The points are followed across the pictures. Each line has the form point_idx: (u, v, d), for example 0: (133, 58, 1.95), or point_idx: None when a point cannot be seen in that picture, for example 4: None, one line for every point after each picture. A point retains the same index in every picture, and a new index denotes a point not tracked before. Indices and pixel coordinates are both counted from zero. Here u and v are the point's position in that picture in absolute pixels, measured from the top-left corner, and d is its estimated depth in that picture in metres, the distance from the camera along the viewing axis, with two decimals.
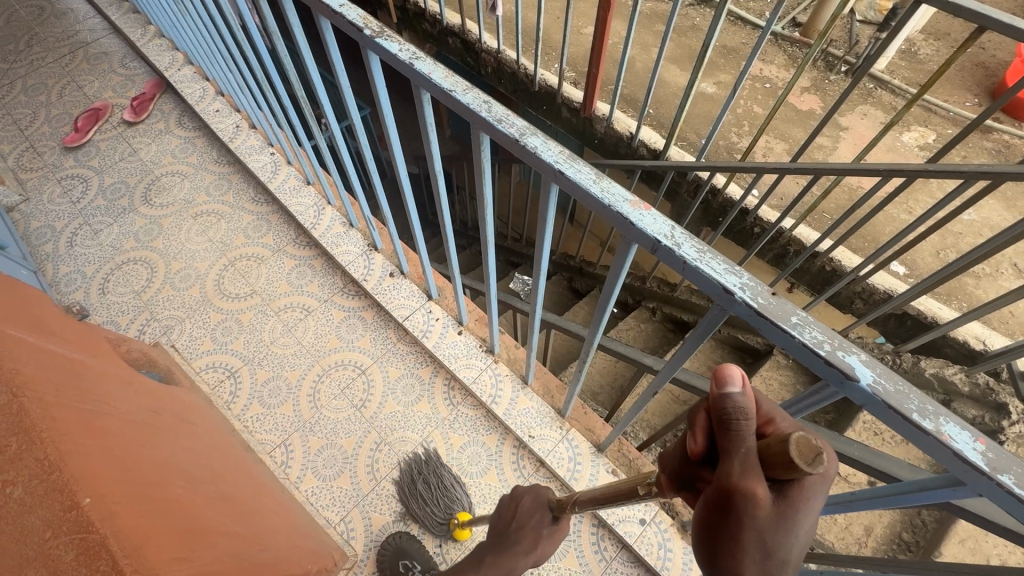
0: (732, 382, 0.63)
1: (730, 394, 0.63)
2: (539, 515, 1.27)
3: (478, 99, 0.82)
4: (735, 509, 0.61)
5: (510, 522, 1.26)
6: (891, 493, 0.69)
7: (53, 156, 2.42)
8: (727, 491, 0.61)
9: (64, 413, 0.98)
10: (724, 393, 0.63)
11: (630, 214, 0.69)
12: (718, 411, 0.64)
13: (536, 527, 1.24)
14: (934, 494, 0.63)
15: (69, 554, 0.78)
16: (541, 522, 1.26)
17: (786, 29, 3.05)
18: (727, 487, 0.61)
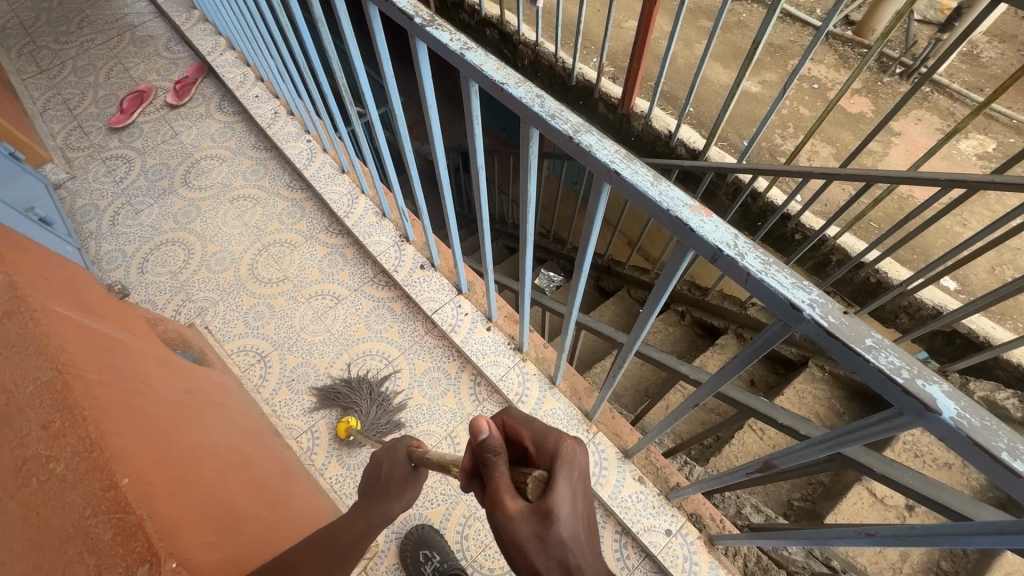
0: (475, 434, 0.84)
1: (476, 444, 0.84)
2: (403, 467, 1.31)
3: (531, 93, 0.79)
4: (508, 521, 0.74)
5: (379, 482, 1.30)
6: (958, 532, 0.64)
7: (99, 136, 2.48)
8: (498, 510, 0.75)
9: (104, 392, 1.00)
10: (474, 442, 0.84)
11: (690, 220, 0.65)
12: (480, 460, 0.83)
13: (400, 481, 1.30)
14: (1013, 539, 0.58)
15: (107, 533, 0.80)
16: (406, 477, 1.30)
17: (838, 27, 2.92)
18: (498, 506, 0.76)
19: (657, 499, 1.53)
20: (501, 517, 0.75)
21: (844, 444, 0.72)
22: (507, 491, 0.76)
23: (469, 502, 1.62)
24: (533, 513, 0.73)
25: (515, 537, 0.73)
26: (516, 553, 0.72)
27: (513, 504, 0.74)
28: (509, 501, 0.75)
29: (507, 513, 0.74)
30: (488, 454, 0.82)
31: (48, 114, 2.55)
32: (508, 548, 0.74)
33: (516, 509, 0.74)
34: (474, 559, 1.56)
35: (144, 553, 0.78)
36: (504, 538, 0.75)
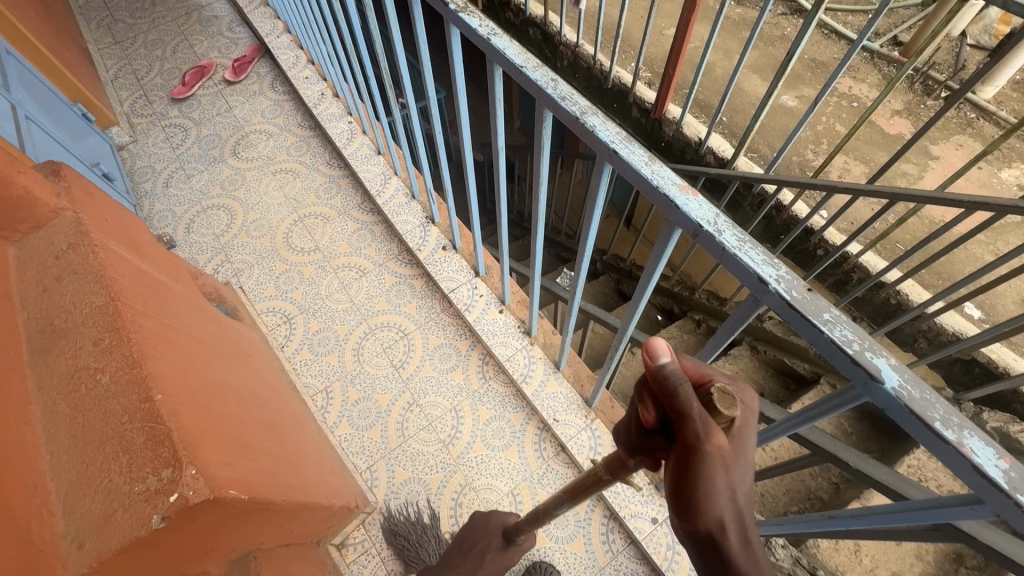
0: (663, 353, 0.62)
1: (662, 366, 0.62)
2: (492, 539, 1.44)
3: (547, 77, 0.86)
4: (696, 466, 0.62)
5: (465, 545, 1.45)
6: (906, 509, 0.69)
7: (162, 105, 2.68)
8: (693, 451, 0.61)
9: (147, 321, 1.11)
10: (658, 365, 0.63)
11: (676, 198, 0.71)
12: (657, 384, 0.63)
13: (483, 552, 1.42)
14: (955, 512, 0.63)
15: (139, 438, 0.91)
16: (489, 547, 1.42)
17: (884, 47, 2.87)
18: (692, 446, 0.61)
19: (646, 488, 1.57)
20: (695, 459, 0.61)
21: (807, 423, 0.77)
22: (706, 428, 0.61)
23: (466, 473, 1.70)
24: (730, 457, 0.62)
25: (708, 480, 0.62)
26: (703, 492, 0.62)
27: (718, 447, 0.61)
28: (710, 441, 0.61)
29: (708, 458, 0.61)
30: (680, 382, 0.62)
31: (118, 82, 2.77)
32: (691, 491, 0.62)
33: (715, 458, 0.61)
34: None
35: (169, 459, 0.89)
36: (689, 478, 0.62)
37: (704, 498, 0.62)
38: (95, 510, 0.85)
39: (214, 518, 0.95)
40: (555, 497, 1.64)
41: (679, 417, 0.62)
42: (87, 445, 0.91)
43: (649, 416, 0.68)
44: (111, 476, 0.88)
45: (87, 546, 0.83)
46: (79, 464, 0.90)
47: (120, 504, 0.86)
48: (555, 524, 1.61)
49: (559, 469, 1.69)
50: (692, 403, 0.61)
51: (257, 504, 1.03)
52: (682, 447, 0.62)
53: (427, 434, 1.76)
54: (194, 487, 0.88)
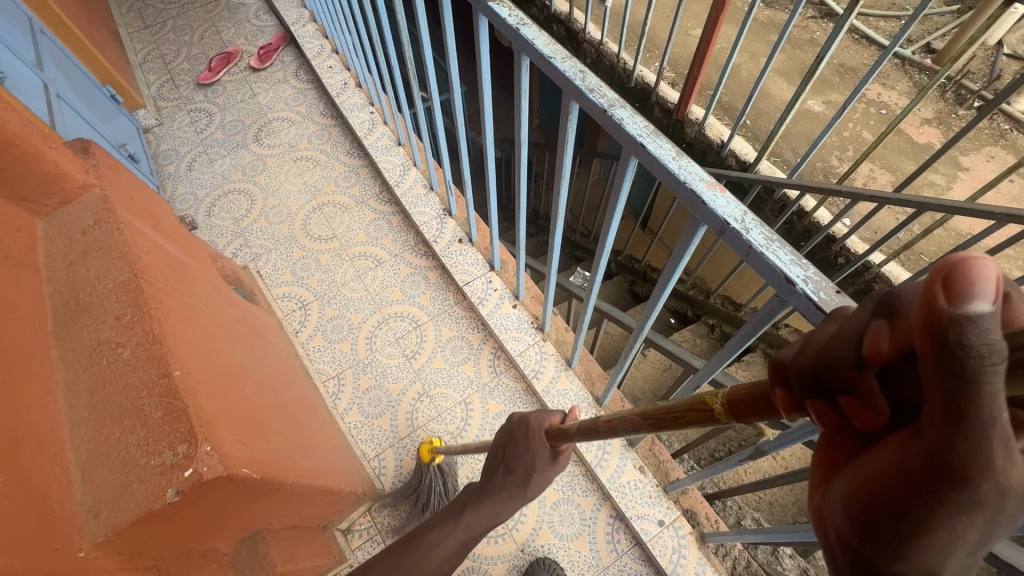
0: (984, 291, 0.30)
1: (977, 315, 0.29)
2: (534, 453, 1.20)
3: (575, 69, 0.86)
4: (927, 504, 0.31)
5: (504, 461, 1.23)
6: None
7: (188, 90, 2.72)
8: (949, 472, 0.30)
9: (168, 300, 1.13)
10: (967, 310, 0.29)
11: (703, 193, 0.70)
12: (929, 334, 0.31)
13: (528, 467, 1.19)
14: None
15: (157, 413, 0.92)
16: (531, 463, 1.20)
17: (916, 54, 2.81)
18: (950, 465, 0.30)
19: (654, 490, 1.56)
20: (940, 488, 0.30)
21: None
22: (1000, 452, 0.29)
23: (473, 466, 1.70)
24: (1004, 519, 0.30)
25: (939, 529, 0.31)
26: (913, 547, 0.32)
27: (1001, 489, 0.29)
28: (993, 473, 0.29)
29: (966, 495, 0.30)
30: (1005, 360, 0.28)
31: (146, 66, 2.82)
32: (890, 531, 0.33)
33: (980, 505, 0.30)
34: None
35: (185, 434, 0.91)
36: (904, 509, 0.32)
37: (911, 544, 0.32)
38: (111, 482, 0.87)
39: (227, 495, 0.96)
40: (561, 494, 1.63)
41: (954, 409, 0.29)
42: (106, 418, 0.92)
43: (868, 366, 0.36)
44: (129, 449, 0.89)
45: (103, 516, 0.84)
46: (97, 436, 0.91)
47: (136, 477, 0.87)
48: (560, 521, 1.60)
49: (566, 466, 1.68)
50: (1007, 404, 0.28)
51: (268, 484, 1.04)
52: (924, 459, 0.31)
53: (436, 425, 1.77)
54: (208, 463, 0.89)
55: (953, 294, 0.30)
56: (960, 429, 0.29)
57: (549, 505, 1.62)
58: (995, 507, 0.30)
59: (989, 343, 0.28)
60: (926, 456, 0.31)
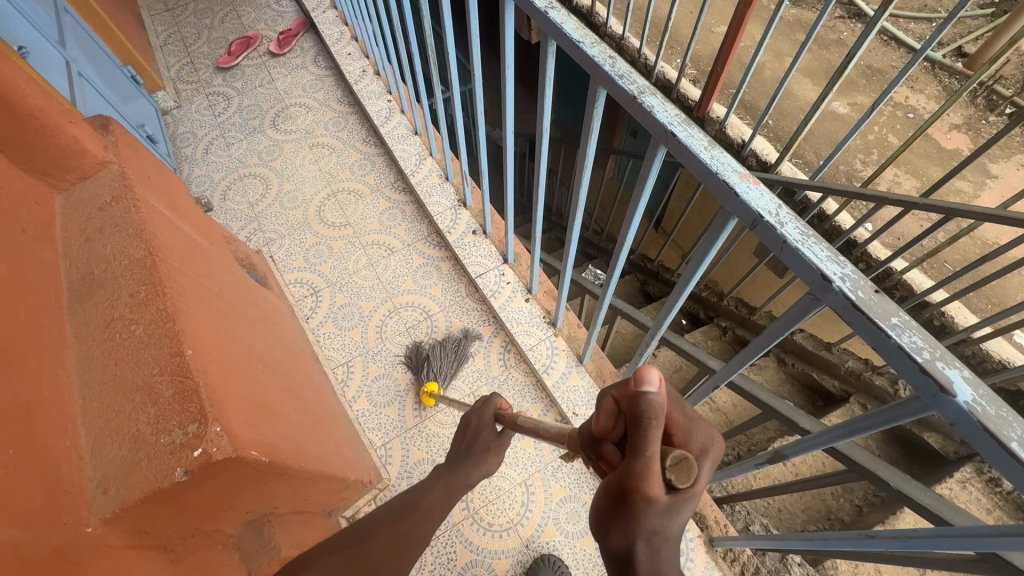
0: (653, 385, 0.57)
1: (647, 397, 0.56)
2: (489, 427, 1.33)
3: (605, 54, 0.83)
4: (624, 509, 0.56)
5: (465, 436, 1.35)
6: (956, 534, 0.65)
7: (207, 73, 2.72)
8: (628, 483, 0.56)
9: (182, 279, 1.12)
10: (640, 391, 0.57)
11: (735, 185, 0.68)
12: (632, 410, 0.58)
13: (483, 442, 1.32)
14: (1012, 542, 0.59)
15: (168, 391, 0.92)
16: (489, 438, 1.33)
17: (947, 57, 2.74)
18: (629, 479, 0.55)
19: None
20: (626, 493, 0.56)
21: (853, 434, 0.74)
22: (648, 479, 0.55)
23: None
24: (658, 512, 0.55)
25: (630, 517, 0.56)
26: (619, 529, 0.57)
27: (649, 494, 0.55)
28: (644, 485, 0.55)
29: (637, 497, 0.55)
30: (655, 417, 0.56)
31: (167, 48, 2.82)
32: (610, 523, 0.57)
33: (644, 506, 0.55)
34: (476, 512, 1.60)
35: (195, 414, 0.90)
36: (612, 506, 0.57)
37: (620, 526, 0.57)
38: (120, 459, 0.86)
39: (235, 477, 0.95)
40: (568, 491, 1.62)
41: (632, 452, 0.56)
42: (117, 394, 0.92)
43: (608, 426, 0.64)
44: (139, 426, 0.88)
45: (111, 492, 0.84)
46: (108, 412, 0.90)
47: (145, 455, 0.86)
48: (566, 518, 1.59)
49: (573, 463, 1.66)
50: (650, 446, 0.55)
51: (277, 468, 1.04)
52: (620, 476, 0.57)
53: (444, 417, 1.76)
54: (218, 444, 0.88)
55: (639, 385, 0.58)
56: (633, 463, 0.56)
57: (556, 502, 1.61)
58: (654, 510, 0.55)
59: (648, 413, 0.56)
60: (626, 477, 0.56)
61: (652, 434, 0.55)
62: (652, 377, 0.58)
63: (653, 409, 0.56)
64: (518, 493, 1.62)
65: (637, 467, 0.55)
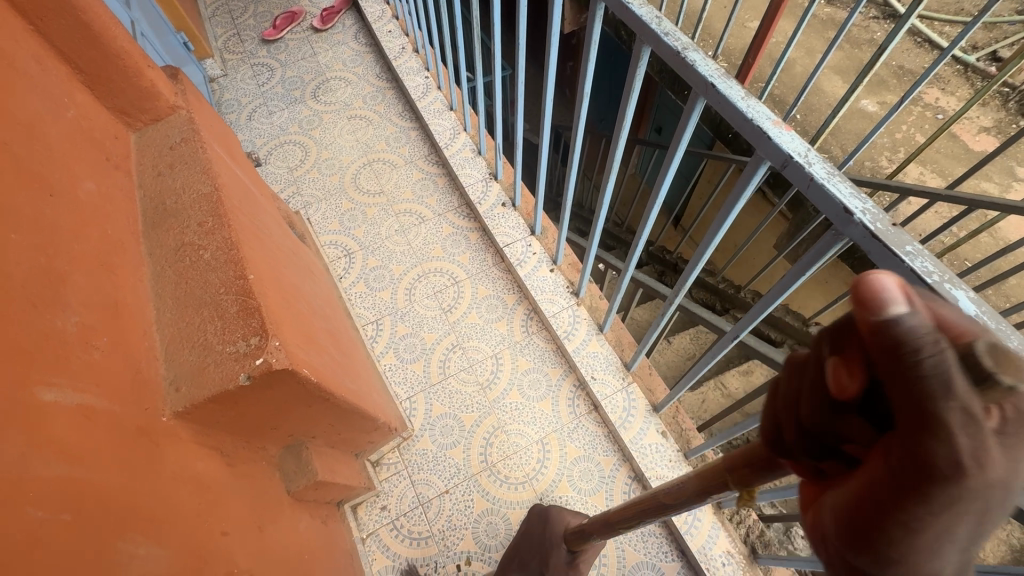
0: (894, 295, 0.35)
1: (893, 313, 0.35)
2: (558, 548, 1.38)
3: (652, 14, 0.90)
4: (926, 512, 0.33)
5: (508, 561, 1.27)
6: None
7: (252, 45, 2.83)
8: (921, 468, 0.33)
9: (242, 215, 1.22)
10: (889, 317, 0.35)
11: (769, 130, 0.74)
12: (874, 340, 0.35)
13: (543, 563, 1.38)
14: None
15: (233, 308, 1.01)
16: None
17: (981, 61, 2.74)
18: (925, 461, 0.32)
19: (675, 454, 1.61)
20: (921, 489, 0.33)
21: None
22: (969, 447, 0.32)
23: (499, 416, 1.76)
24: (997, 499, 0.32)
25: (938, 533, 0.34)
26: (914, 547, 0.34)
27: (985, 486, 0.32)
28: (967, 460, 0.32)
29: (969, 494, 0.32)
30: (930, 334, 0.33)
31: (215, 20, 2.94)
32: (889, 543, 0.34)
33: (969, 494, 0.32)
34: (493, 465, 1.68)
35: (257, 328, 0.99)
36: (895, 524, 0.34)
37: (918, 546, 0.34)
38: (191, 362, 0.95)
39: (288, 391, 1.04)
40: (583, 451, 1.69)
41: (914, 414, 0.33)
42: (188, 307, 1.01)
43: (842, 390, 0.38)
44: (207, 335, 0.97)
45: (183, 390, 0.93)
46: (180, 320, 1.00)
47: (213, 359, 0.95)
48: (580, 476, 1.66)
49: (589, 426, 1.73)
50: (958, 393, 0.32)
51: (323, 390, 1.12)
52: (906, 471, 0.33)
53: (466, 375, 1.84)
54: (277, 356, 0.97)
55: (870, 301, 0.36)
56: (918, 429, 0.33)
57: (571, 461, 1.68)
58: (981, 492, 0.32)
59: (919, 336, 0.33)
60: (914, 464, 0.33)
61: (942, 369, 0.32)
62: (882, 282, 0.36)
63: (921, 326, 0.34)
64: (535, 450, 1.70)
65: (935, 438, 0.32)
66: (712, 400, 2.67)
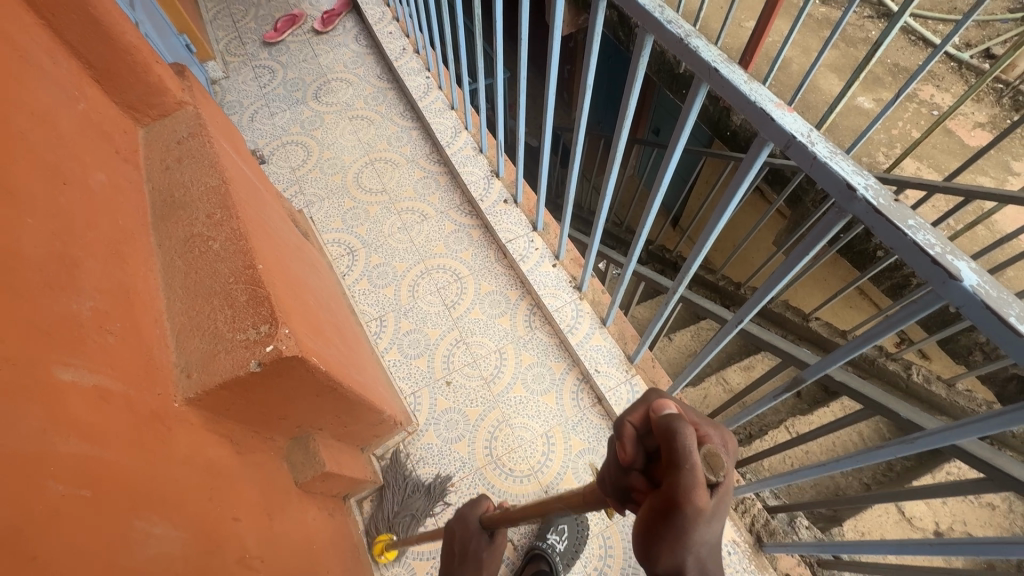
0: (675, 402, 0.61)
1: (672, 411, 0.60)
2: (478, 535, 1.31)
3: (655, 3, 0.91)
4: (667, 531, 0.56)
5: (455, 550, 1.30)
6: (948, 426, 0.74)
7: (253, 48, 2.85)
8: (673, 502, 0.55)
9: (249, 210, 1.23)
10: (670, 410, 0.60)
11: (772, 112, 0.75)
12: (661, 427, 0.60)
13: (475, 551, 1.28)
14: (999, 422, 0.67)
15: (242, 297, 1.02)
16: (481, 544, 1.30)
17: (974, 58, 2.78)
18: (674, 496, 0.55)
19: None
20: (671, 516, 0.55)
21: (868, 342, 0.82)
22: (690, 496, 0.55)
23: (504, 410, 1.77)
24: (708, 523, 0.56)
25: (682, 536, 0.55)
26: (668, 554, 0.55)
27: (698, 507, 0.55)
28: (693, 498, 0.55)
29: (687, 503, 0.55)
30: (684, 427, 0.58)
31: (216, 23, 2.96)
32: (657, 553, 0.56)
33: (689, 520, 0.55)
34: (498, 459, 1.69)
35: (267, 316, 1.00)
36: (658, 530, 0.56)
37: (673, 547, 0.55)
38: (202, 349, 0.96)
39: (297, 379, 1.05)
40: (587, 444, 1.70)
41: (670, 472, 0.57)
42: (198, 296, 1.02)
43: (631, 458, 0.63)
44: (218, 323, 0.98)
45: (194, 376, 0.94)
46: (191, 309, 1.01)
47: (224, 346, 0.96)
48: (584, 468, 1.67)
49: (593, 419, 1.74)
50: (691, 458, 0.56)
51: (332, 380, 1.13)
52: (662, 497, 0.57)
53: (471, 370, 1.84)
54: (287, 343, 0.98)
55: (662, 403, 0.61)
56: (667, 480, 0.57)
57: (575, 453, 1.69)
58: (695, 522, 0.55)
59: (678, 427, 0.58)
60: (666, 500, 0.56)
61: (689, 452, 0.56)
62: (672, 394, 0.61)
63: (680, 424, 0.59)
64: (539, 444, 1.71)
65: (675, 486, 0.56)
66: (714, 394, 2.68)
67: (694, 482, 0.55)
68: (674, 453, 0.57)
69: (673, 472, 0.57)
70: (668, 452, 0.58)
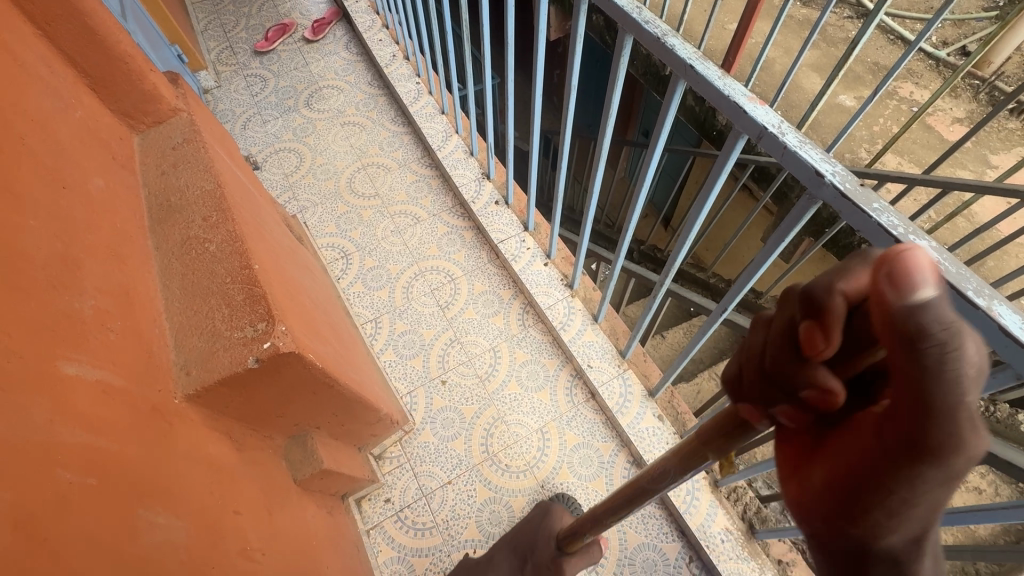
0: (927, 279, 0.33)
1: (919, 299, 0.33)
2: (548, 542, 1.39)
3: (633, 4, 0.95)
4: (902, 483, 0.37)
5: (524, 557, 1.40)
6: None
7: (245, 57, 2.88)
8: (921, 449, 0.35)
9: (243, 212, 1.25)
10: (918, 298, 0.33)
11: (745, 105, 0.79)
12: (891, 330, 0.34)
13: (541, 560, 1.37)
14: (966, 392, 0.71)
15: (240, 296, 1.04)
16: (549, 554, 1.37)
17: (951, 55, 2.85)
18: (926, 445, 0.35)
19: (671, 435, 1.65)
20: (913, 466, 0.36)
21: None
22: (953, 438, 0.34)
23: (499, 407, 1.79)
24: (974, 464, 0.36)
25: (931, 489, 0.36)
26: (901, 510, 0.38)
27: (969, 452, 0.34)
28: (962, 439, 0.34)
29: (963, 476, 0.35)
30: (945, 332, 0.33)
31: (207, 34, 2.99)
32: (880, 508, 0.38)
33: (950, 472, 0.35)
34: (494, 455, 1.71)
35: (264, 314, 1.02)
36: (887, 482, 0.37)
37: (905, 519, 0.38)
38: (200, 347, 0.98)
39: (294, 376, 1.07)
40: (582, 438, 1.73)
41: (914, 410, 0.34)
42: (196, 297, 1.04)
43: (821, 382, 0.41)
44: (215, 322, 1.01)
45: (194, 374, 0.96)
46: (188, 309, 1.03)
47: (222, 344, 0.98)
48: (580, 462, 1.70)
49: (587, 414, 1.77)
50: (958, 379, 0.33)
51: (328, 376, 1.15)
52: (897, 440, 0.36)
53: (466, 369, 1.87)
54: (284, 339, 1.00)
55: (895, 284, 0.34)
56: (913, 421, 0.35)
57: (570, 448, 1.72)
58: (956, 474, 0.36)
59: (935, 330, 0.33)
60: (907, 450, 0.35)
61: (958, 374, 0.33)
62: (909, 264, 0.33)
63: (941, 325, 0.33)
64: (534, 439, 1.74)
65: (926, 438, 0.34)
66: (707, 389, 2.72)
67: (958, 418, 0.34)
68: (919, 388, 0.34)
69: (917, 417, 0.34)
70: (904, 384, 0.34)
